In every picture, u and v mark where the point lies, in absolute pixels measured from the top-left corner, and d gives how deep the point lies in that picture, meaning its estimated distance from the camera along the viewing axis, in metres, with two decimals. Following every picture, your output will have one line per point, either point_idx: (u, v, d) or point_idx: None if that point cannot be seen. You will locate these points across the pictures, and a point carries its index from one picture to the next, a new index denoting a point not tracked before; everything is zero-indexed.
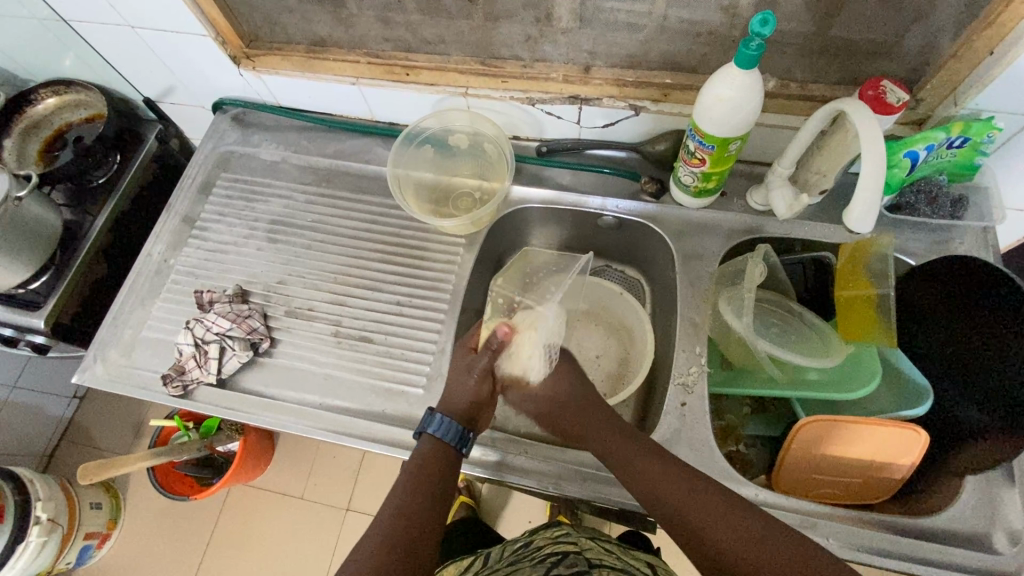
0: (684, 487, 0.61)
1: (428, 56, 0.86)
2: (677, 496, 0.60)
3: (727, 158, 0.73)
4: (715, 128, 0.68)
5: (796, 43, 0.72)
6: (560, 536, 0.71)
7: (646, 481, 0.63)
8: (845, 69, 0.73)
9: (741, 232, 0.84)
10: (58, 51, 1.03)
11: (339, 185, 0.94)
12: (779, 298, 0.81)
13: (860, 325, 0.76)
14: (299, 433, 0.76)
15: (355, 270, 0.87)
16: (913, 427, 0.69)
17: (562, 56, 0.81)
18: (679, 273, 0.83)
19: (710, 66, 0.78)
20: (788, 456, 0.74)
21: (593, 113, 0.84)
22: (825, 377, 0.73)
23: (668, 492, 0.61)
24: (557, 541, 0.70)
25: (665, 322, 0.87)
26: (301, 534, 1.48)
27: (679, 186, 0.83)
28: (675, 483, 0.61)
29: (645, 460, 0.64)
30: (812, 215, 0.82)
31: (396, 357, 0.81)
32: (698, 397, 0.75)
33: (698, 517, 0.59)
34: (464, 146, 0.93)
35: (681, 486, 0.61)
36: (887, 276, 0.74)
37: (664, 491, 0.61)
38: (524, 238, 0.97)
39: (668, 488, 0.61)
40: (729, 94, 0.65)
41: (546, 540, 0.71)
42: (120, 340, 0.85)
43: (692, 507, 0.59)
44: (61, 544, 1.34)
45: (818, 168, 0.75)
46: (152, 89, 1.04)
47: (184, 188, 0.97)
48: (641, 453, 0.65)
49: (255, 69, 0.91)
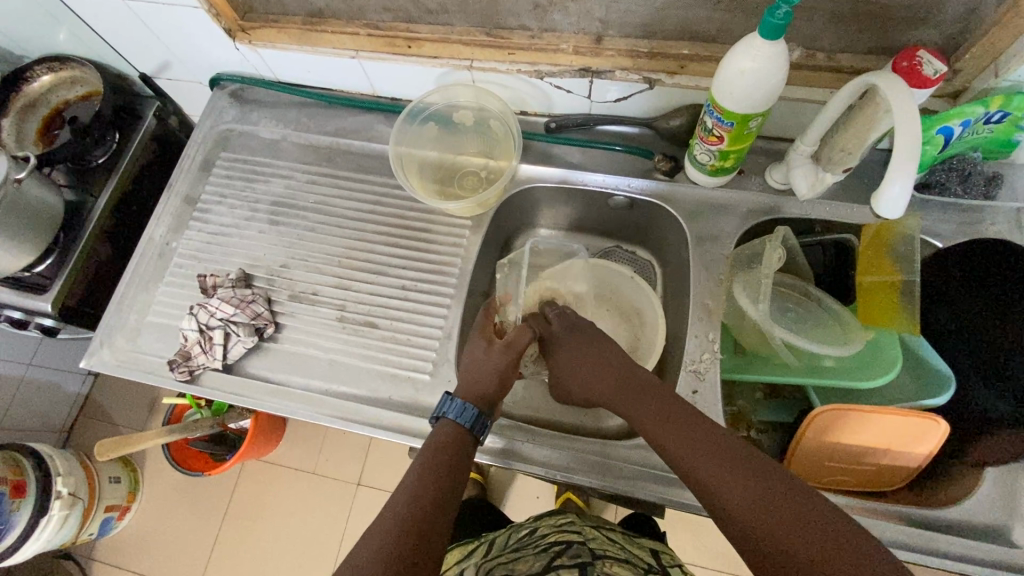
0: (706, 441, 0.58)
1: (430, 27, 0.81)
2: (698, 449, 0.57)
3: (746, 135, 0.69)
4: (735, 103, 0.64)
5: (824, 10, 0.67)
6: (565, 525, 0.70)
7: (667, 437, 0.60)
8: (876, 38, 0.68)
9: (758, 213, 0.80)
10: (50, 26, 1.00)
11: (340, 164, 0.92)
12: (796, 281, 0.79)
13: (881, 311, 0.72)
14: (307, 420, 0.76)
15: (359, 253, 0.85)
16: (932, 417, 0.67)
17: (573, 25, 0.76)
18: (692, 255, 0.80)
19: (730, 35, 0.73)
20: (802, 445, 0.72)
21: (605, 86, 0.80)
22: (842, 365, 0.71)
23: (689, 448, 0.58)
24: (562, 529, 0.69)
25: (677, 306, 0.85)
26: (313, 507, 1.51)
27: (694, 164, 0.80)
28: (697, 437, 0.58)
29: (668, 417, 0.62)
30: (834, 195, 0.78)
31: (402, 342, 0.80)
32: (710, 384, 0.74)
33: (718, 471, 0.55)
34: (468, 123, 0.89)
35: (703, 442, 0.58)
36: (913, 261, 0.69)
37: (683, 445, 0.58)
38: (532, 219, 0.95)
39: (688, 441, 0.59)
40: (751, 66, 0.60)
41: (549, 528, 0.70)
42: (125, 325, 0.84)
43: (713, 461, 0.56)
44: (83, 516, 1.37)
45: (843, 145, 0.70)
46: (148, 64, 1.00)
47: (184, 167, 0.94)
48: (665, 408, 0.63)
49: (251, 43, 0.87)
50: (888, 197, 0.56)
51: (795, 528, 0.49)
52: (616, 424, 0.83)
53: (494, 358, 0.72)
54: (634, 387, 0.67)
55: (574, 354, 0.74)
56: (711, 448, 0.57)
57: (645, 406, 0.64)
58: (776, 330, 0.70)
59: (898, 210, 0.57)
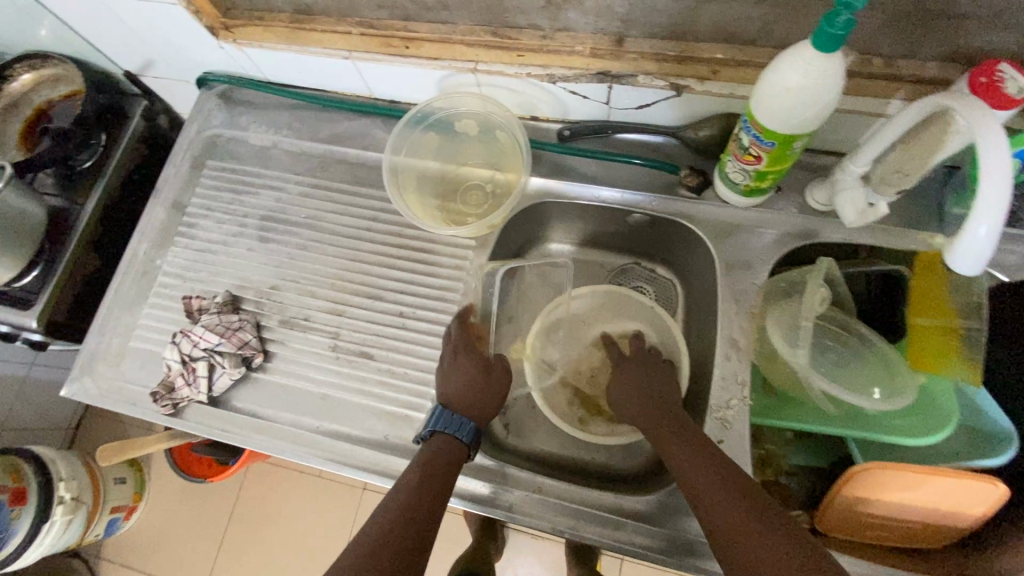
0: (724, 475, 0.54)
1: (430, 26, 0.73)
2: (714, 480, 0.54)
3: (788, 156, 0.60)
4: (777, 122, 0.55)
5: (889, 9, 0.56)
6: None
7: (687, 468, 0.56)
8: (948, 42, 0.58)
9: (796, 238, 0.71)
10: (26, 21, 0.93)
11: (335, 175, 0.84)
12: (837, 314, 0.70)
13: (934, 356, 0.63)
14: (296, 460, 0.71)
15: (354, 275, 0.79)
16: (991, 481, 0.59)
17: (590, 24, 0.67)
18: (720, 284, 0.72)
19: (773, 38, 0.63)
20: (838, 500, 0.65)
21: (625, 92, 0.71)
22: (888, 416, 0.63)
23: (706, 479, 0.54)
24: None
25: (700, 336, 0.77)
26: (318, 513, 1.48)
27: (726, 182, 0.71)
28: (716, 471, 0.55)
29: (699, 447, 0.58)
30: (884, 219, 0.69)
31: (398, 376, 0.74)
32: (738, 432, 0.66)
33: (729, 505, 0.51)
34: (473, 132, 0.81)
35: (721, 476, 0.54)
36: (977, 310, 0.63)
37: (700, 475, 0.55)
38: (542, 234, 0.87)
39: (706, 473, 0.55)
40: (800, 82, 0.52)
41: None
42: (108, 350, 0.79)
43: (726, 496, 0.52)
44: (88, 519, 1.37)
45: (899, 166, 0.61)
46: (131, 62, 0.93)
47: (169, 176, 0.88)
48: (695, 439, 0.59)
49: (235, 42, 0.79)
50: (970, 246, 0.48)
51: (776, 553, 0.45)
52: (630, 464, 0.76)
53: (496, 377, 0.71)
54: (673, 417, 0.63)
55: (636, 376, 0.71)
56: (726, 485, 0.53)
57: (677, 434, 0.61)
58: (815, 378, 0.63)
59: (981, 262, 0.49)
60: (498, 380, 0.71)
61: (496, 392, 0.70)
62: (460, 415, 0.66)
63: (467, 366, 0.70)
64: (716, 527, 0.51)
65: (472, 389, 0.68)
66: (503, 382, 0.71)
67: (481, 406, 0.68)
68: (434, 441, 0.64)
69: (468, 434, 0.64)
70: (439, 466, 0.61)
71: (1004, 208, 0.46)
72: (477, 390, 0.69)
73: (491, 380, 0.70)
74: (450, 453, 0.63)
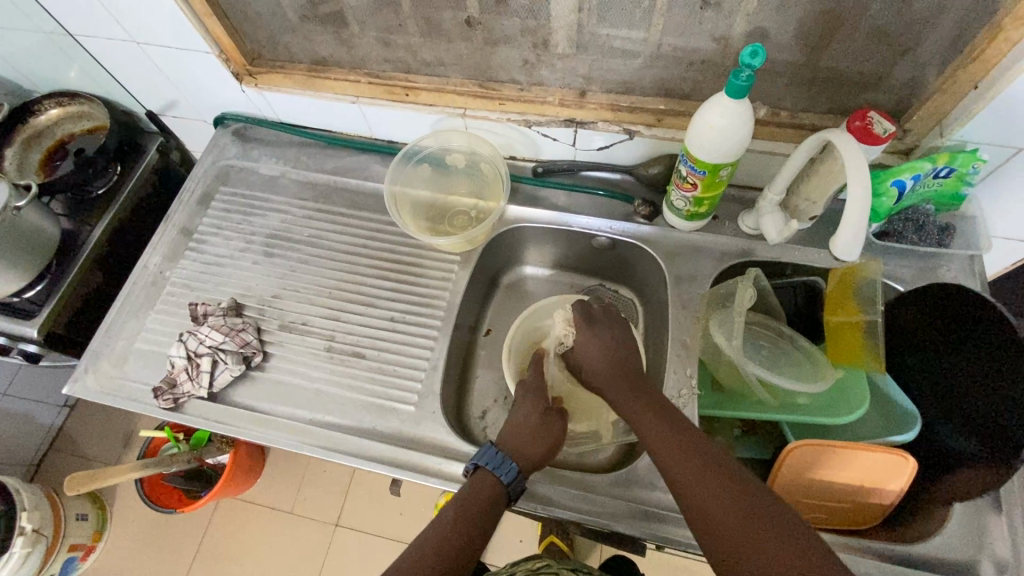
0: (697, 462, 0.59)
1: (428, 78, 0.87)
2: (688, 471, 0.59)
3: (718, 183, 0.75)
4: (705, 153, 0.70)
5: (787, 73, 0.74)
6: (540, 568, 0.75)
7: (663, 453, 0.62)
8: (833, 99, 0.75)
9: (733, 255, 0.85)
10: (63, 64, 1.05)
11: (335, 201, 0.96)
12: (768, 320, 0.83)
13: (849, 351, 0.76)
14: (289, 450, 0.76)
15: (350, 286, 0.88)
16: (899, 452, 0.68)
17: (559, 80, 0.83)
18: (670, 293, 0.84)
19: (703, 94, 0.79)
20: (779, 483, 0.71)
21: (589, 136, 0.85)
22: (815, 403, 0.73)
23: (681, 461, 0.60)
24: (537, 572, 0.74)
25: (657, 342, 0.88)
26: (285, 549, 1.44)
27: (672, 209, 0.85)
28: (687, 456, 0.60)
29: (664, 423, 0.65)
30: (802, 241, 0.84)
31: (388, 374, 0.81)
32: (689, 419, 0.76)
33: (702, 491, 0.57)
34: (460, 166, 0.94)
35: (695, 462, 0.59)
36: (875, 301, 0.75)
37: (678, 460, 0.60)
38: (519, 257, 0.99)
39: (678, 457, 0.61)
40: (720, 122, 0.66)
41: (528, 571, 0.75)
42: (112, 351, 0.85)
43: (704, 482, 0.57)
44: (45, 555, 1.31)
45: (807, 195, 0.77)
46: (155, 103, 1.05)
47: (182, 200, 0.97)
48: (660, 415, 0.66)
49: (257, 86, 0.92)
50: (841, 243, 0.67)
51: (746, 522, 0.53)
52: (596, 460, 0.85)
53: (552, 423, 0.74)
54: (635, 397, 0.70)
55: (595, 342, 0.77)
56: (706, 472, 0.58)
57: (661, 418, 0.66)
58: (749, 365, 0.74)
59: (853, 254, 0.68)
60: (555, 425, 0.74)
61: (547, 436, 0.73)
62: (506, 455, 0.69)
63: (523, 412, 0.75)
64: (695, 511, 0.57)
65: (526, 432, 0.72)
66: (559, 427, 0.74)
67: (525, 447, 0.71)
68: (476, 476, 0.68)
69: (509, 476, 0.67)
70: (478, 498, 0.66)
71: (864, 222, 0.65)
72: (531, 434, 0.72)
73: (545, 422, 0.74)
74: (488, 492, 0.66)
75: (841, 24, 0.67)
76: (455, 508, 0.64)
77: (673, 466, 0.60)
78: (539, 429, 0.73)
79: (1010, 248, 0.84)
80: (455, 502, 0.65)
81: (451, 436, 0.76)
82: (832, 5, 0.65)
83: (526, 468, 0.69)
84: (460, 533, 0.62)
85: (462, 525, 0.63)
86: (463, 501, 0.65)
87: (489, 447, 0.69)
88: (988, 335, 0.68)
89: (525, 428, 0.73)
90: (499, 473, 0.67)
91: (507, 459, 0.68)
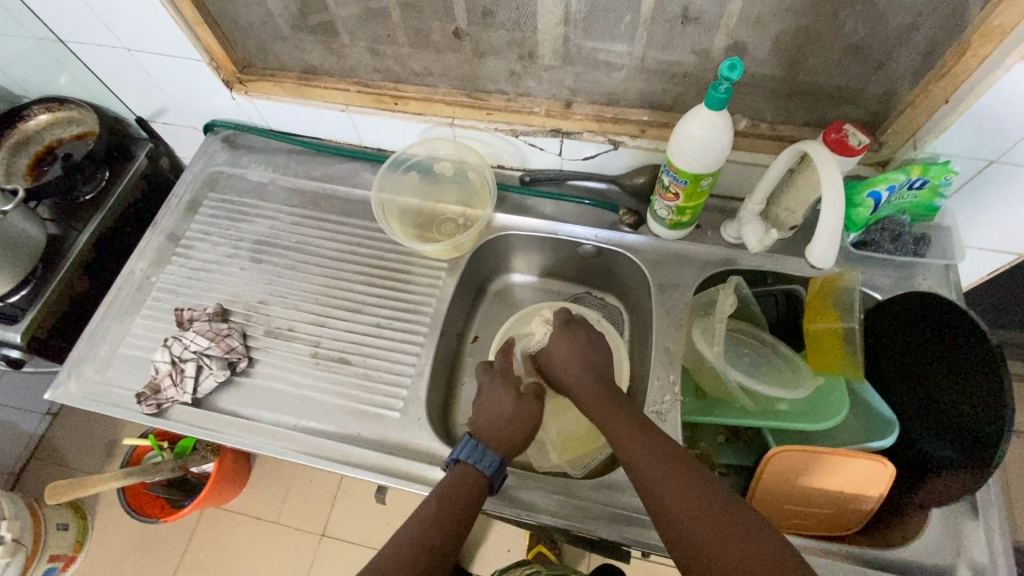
0: (671, 470, 0.60)
1: (416, 87, 0.89)
2: (657, 475, 0.60)
3: (700, 193, 0.76)
4: (686, 163, 0.71)
5: (766, 86, 0.76)
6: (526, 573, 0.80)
7: (633, 458, 0.63)
8: (811, 112, 0.78)
9: (716, 264, 0.86)
10: (53, 70, 1.05)
11: (324, 208, 0.96)
12: (750, 328, 0.84)
13: (829, 358, 0.78)
14: (273, 455, 0.76)
15: (337, 291, 0.88)
16: (878, 459, 0.69)
17: (545, 91, 0.84)
18: (655, 301, 0.85)
19: (686, 106, 0.81)
20: (760, 487, 0.72)
21: (575, 145, 0.87)
22: (796, 408, 0.74)
23: (655, 468, 0.61)
24: None
25: (642, 349, 0.89)
26: (270, 559, 1.43)
27: (656, 218, 0.86)
28: (656, 459, 0.61)
29: (639, 430, 0.65)
30: (783, 250, 0.85)
31: (373, 379, 0.82)
32: (672, 425, 0.76)
33: (670, 494, 0.58)
34: (448, 174, 0.96)
35: (664, 467, 0.60)
36: (852, 309, 0.76)
37: (646, 464, 0.61)
38: (506, 264, 1.00)
39: (648, 460, 0.62)
40: (700, 133, 0.68)
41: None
42: (96, 356, 0.85)
43: (671, 487, 0.58)
44: (24, 566, 1.28)
45: (787, 205, 0.79)
46: (145, 109, 1.06)
47: (170, 206, 0.98)
48: (631, 418, 0.67)
49: (247, 94, 0.93)
50: (816, 251, 0.69)
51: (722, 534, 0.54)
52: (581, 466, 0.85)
53: (527, 403, 0.74)
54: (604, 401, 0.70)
55: (567, 345, 0.76)
56: (675, 476, 0.59)
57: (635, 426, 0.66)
58: (730, 372, 0.75)
59: (829, 261, 0.70)
60: (529, 408, 0.74)
61: (524, 419, 0.73)
62: (485, 447, 0.69)
63: (499, 398, 0.75)
64: (662, 516, 0.58)
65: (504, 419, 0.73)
66: (535, 408, 0.74)
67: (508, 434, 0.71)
68: (455, 469, 0.68)
69: (491, 467, 0.68)
70: (457, 495, 0.65)
71: (838, 231, 0.66)
72: (505, 420, 0.73)
73: (521, 408, 0.74)
74: (468, 483, 0.66)
75: (817, 39, 0.69)
76: (433, 506, 0.64)
77: (642, 470, 0.61)
78: (515, 412, 0.73)
79: (984, 259, 0.86)
80: (435, 494, 0.65)
81: (436, 442, 0.77)
82: (808, 21, 0.67)
83: (503, 456, 0.70)
84: (438, 526, 0.62)
85: (440, 518, 0.63)
86: (443, 494, 0.65)
87: (468, 440, 0.69)
88: (958, 343, 0.69)
89: (501, 414, 0.73)
90: (479, 465, 0.68)
91: (488, 451, 0.69)
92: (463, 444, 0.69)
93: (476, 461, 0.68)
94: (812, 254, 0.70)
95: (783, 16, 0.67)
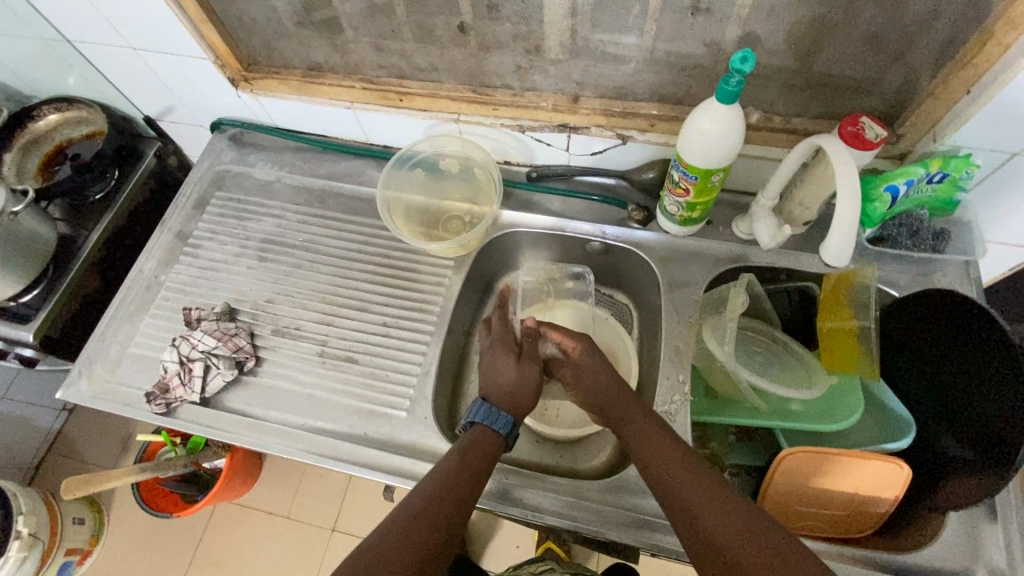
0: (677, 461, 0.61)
1: (421, 83, 0.88)
2: (666, 463, 0.62)
3: (710, 188, 0.75)
4: (697, 159, 0.70)
5: (779, 78, 0.74)
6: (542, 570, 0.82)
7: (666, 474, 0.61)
8: (826, 104, 0.75)
9: (727, 261, 0.85)
10: (62, 70, 1.05)
11: (331, 206, 0.96)
12: (763, 326, 0.83)
13: (844, 358, 0.76)
14: (281, 455, 0.76)
15: (344, 289, 0.88)
16: (895, 461, 0.67)
17: (552, 85, 0.83)
18: (664, 298, 0.84)
19: (696, 99, 0.79)
20: (771, 489, 0.71)
21: (582, 141, 0.85)
22: (808, 410, 0.73)
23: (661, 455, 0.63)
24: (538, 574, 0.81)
25: (651, 347, 0.88)
26: (282, 555, 1.44)
27: (665, 214, 0.85)
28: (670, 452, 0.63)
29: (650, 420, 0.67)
30: (796, 246, 0.83)
31: (381, 378, 0.81)
32: (681, 425, 0.75)
33: (675, 482, 0.60)
34: (454, 171, 0.94)
35: (680, 469, 0.61)
36: (869, 308, 0.74)
37: (693, 501, 0.57)
38: (513, 262, 0.99)
39: (655, 450, 0.64)
40: (712, 127, 0.66)
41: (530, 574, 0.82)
42: (106, 355, 0.85)
43: (690, 486, 0.59)
44: (41, 559, 1.31)
45: (801, 200, 0.77)
46: (153, 108, 1.06)
47: (178, 205, 0.98)
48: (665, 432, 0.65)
49: (252, 92, 0.92)
50: (829, 248, 0.67)
51: (723, 518, 0.55)
52: (591, 465, 0.85)
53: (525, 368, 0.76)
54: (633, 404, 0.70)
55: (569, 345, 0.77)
56: (710, 501, 0.56)
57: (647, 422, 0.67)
58: (741, 372, 0.73)
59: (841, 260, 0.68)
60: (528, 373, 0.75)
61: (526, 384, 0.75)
62: (497, 409, 0.71)
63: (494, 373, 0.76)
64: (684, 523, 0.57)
65: (506, 386, 0.74)
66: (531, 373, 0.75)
67: (517, 399, 0.73)
68: (472, 431, 0.69)
69: (504, 425, 0.70)
70: (471, 458, 0.66)
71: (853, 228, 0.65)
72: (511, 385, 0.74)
73: (524, 372, 0.75)
74: (483, 446, 0.68)
75: (833, 29, 0.66)
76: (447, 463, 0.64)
77: (683, 500, 0.58)
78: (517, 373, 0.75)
79: (1006, 254, 0.83)
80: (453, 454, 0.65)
81: (443, 441, 0.76)
82: (823, 10, 0.65)
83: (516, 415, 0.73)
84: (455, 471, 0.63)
85: (464, 473, 0.63)
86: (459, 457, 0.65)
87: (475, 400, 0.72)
88: (978, 341, 0.68)
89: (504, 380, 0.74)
90: (494, 425, 0.70)
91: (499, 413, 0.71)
92: (473, 406, 0.72)
93: (493, 421, 0.70)
94: (825, 252, 0.69)
95: (798, 5, 0.65)
